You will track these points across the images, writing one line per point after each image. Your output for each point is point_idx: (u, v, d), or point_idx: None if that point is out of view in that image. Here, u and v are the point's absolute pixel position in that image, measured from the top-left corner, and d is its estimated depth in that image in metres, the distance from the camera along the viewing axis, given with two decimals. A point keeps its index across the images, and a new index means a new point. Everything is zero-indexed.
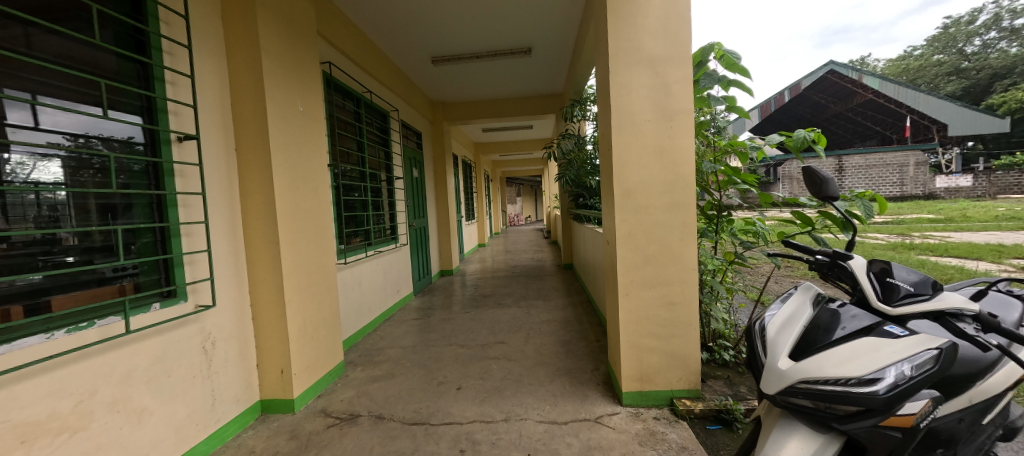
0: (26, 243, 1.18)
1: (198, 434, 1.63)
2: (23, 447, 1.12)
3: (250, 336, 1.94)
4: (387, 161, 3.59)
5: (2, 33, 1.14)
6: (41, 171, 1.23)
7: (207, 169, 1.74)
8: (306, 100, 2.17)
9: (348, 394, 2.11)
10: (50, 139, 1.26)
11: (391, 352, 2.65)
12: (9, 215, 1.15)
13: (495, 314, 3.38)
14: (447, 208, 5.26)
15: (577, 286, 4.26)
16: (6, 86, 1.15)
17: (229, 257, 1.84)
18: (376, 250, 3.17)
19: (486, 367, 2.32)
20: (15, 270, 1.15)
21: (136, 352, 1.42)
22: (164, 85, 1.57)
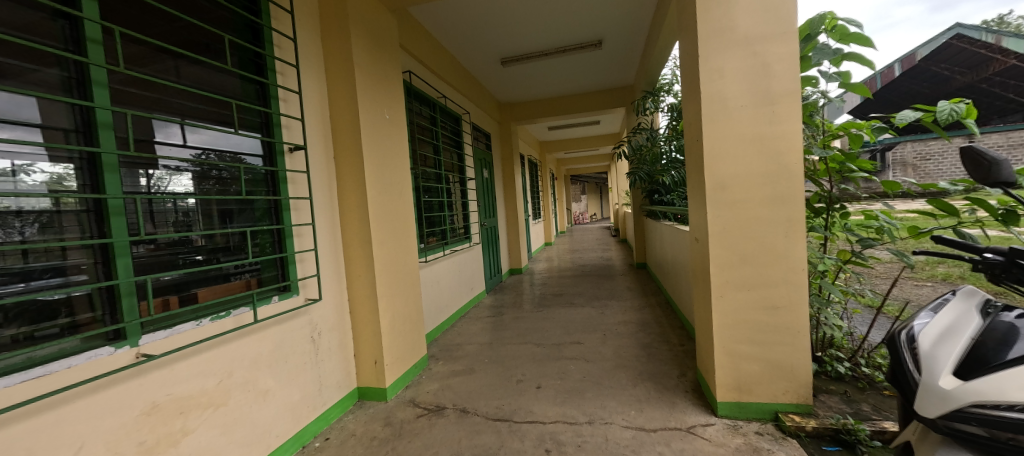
0: (169, 244, 1.39)
1: (309, 415, 1.82)
2: (182, 417, 1.34)
3: (349, 328, 2.12)
4: (460, 163, 3.70)
5: (156, 67, 1.39)
6: (175, 183, 1.43)
7: (313, 175, 1.93)
8: (392, 108, 2.30)
9: (433, 387, 2.21)
10: (189, 154, 1.48)
11: (469, 348, 2.73)
12: (156, 220, 1.36)
13: (567, 314, 3.34)
14: (514, 207, 5.33)
15: (652, 287, 4.03)
16: (156, 110, 1.40)
17: (331, 255, 2.02)
18: (452, 249, 3.30)
19: (563, 367, 2.29)
20: (162, 266, 1.37)
21: (260, 339, 1.63)
22: (278, 101, 1.78)
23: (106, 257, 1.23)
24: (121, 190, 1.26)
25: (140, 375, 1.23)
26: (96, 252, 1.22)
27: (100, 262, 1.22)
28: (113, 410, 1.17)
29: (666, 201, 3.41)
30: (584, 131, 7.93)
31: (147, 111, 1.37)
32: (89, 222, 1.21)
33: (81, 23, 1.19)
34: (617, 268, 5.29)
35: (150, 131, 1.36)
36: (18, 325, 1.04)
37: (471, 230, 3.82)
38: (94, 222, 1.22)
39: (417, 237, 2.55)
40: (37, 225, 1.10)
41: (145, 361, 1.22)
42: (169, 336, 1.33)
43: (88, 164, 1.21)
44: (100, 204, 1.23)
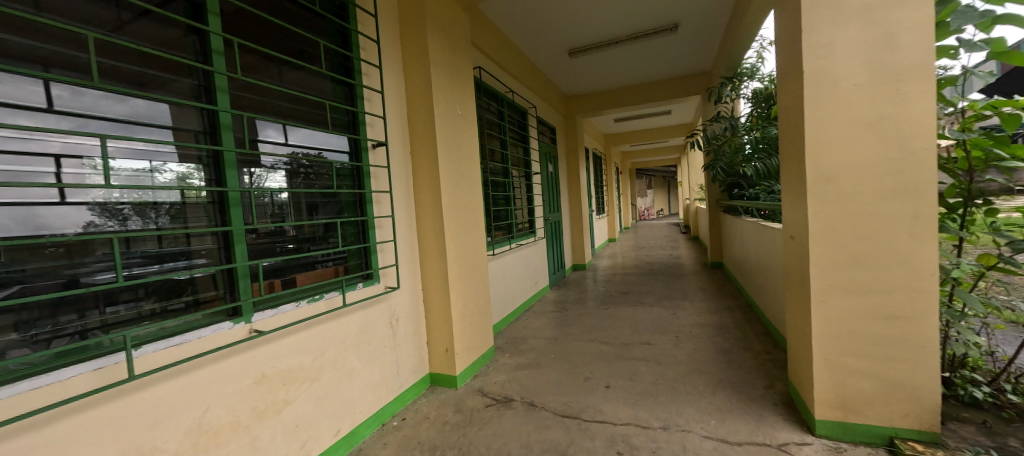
0: (267, 233, 1.53)
1: (387, 395, 1.97)
2: (285, 387, 1.54)
3: (423, 316, 2.23)
4: (526, 157, 3.71)
5: (261, 72, 1.56)
6: (269, 180, 1.56)
7: (392, 170, 2.05)
8: (464, 103, 2.35)
9: (500, 378, 2.26)
10: (284, 152, 1.62)
11: (535, 342, 2.74)
12: (258, 213, 1.51)
13: (637, 314, 3.21)
14: (579, 202, 5.25)
15: (733, 289, 3.72)
16: (261, 112, 1.57)
17: (408, 246, 2.14)
18: (517, 243, 3.34)
19: (634, 368, 2.22)
20: (262, 253, 1.52)
21: (348, 322, 1.79)
22: (363, 101, 1.91)
23: (226, 243, 1.41)
24: (237, 185, 1.43)
25: (253, 347, 1.43)
26: (218, 239, 1.39)
27: (222, 247, 1.41)
28: (231, 377, 1.36)
29: (750, 195, 3.18)
30: (653, 122, 7.60)
31: (250, 111, 1.52)
32: (215, 212, 1.39)
33: (206, 36, 1.38)
34: (688, 268, 5.00)
35: (256, 131, 1.53)
36: (151, 300, 1.21)
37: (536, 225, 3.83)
38: (217, 213, 1.40)
39: (486, 230, 2.61)
40: (169, 215, 1.27)
41: (255, 336, 1.40)
42: (275, 315, 1.52)
43: (212, 162, 1.40)
44: (222, 196, 1.40)
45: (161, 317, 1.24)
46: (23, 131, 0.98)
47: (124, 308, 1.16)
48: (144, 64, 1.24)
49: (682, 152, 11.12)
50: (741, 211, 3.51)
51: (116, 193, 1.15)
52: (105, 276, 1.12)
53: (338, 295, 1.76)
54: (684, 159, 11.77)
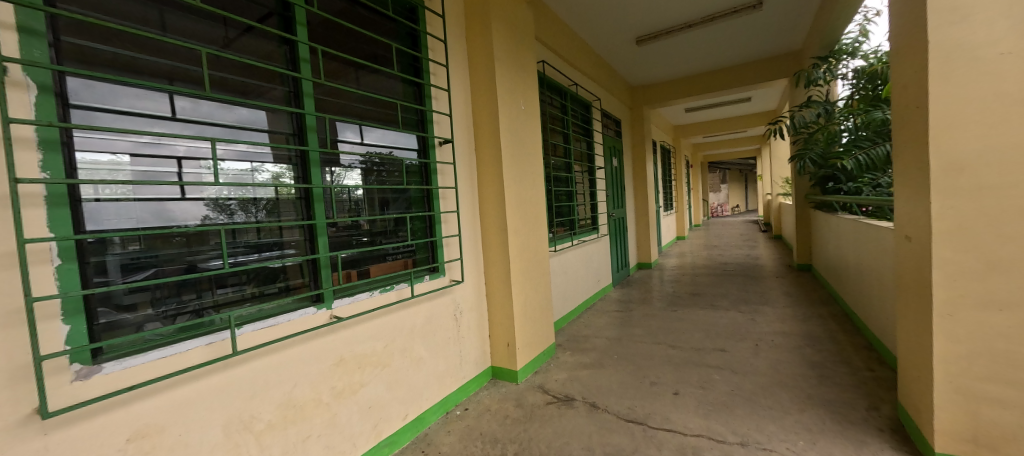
0: (345, 226, 1.64)
1: (452, 384, 2.06)
2: (359, 371, 1.66)
3: (486, 309, 2.28)
4: (589, 151, 3.62)
5: (342, 76, 1.68)
6: (347, 178, 1.66)
7: (458, 167, 2.10)
8: (527, 99, 2.35)
9: (561, 376, 2.26)
10: (360, 150, 1.73)
11: (597, 341, 2.69)
12: (338, 208, 1.62)
13: (710, 319, 2.99)
14: (645, 198, 5.08)
15: (825, 297, 3.30)
16: (340, 113, 1.68)
17: (472, 241, 2.19)
18: (580, 240, 3.29)
19: (705, 376, 2.08)
20: (342, 245, 1.63)
21: (416, 312, 1.89)
22: (431, 100, 1.98)
23: (312, 235, 1.54)
24: (320, 182, 1.55)
25: (333, 332, 1.57)
26: (305, 232, 1.52)
27: (308, 239, 1.53)
28: (314, 358, 1.50)
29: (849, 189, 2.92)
30: (728, 110, 7.10)
31: (332, 113, 1.64)
32: (302, 207, 1.52)
33: (296, 46, 1.50)
34: (769, 270, 4.58)
35: (336, 132, 1.64)
36: (251, 284, 1.37)
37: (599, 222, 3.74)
38: (305, 207, 1.53)
39: (548, 226, 2.59)
40: (265, 210, 1.41)
41: (335, 322, 1.53)
42: (352, 303, 1.64)
43: (299, 161, 1.52)
44: (308, 193, 1.53)
45: (260, 300, 1.39)
46: (154, 137, 1.13)
47: (232, 290, 1.31)
48: (248, 74, 1.39)
49: (762, 142, 10.22)
50: (837, 207, 3.15)
51: (226, 191, 1.30)
52: (216, 263, 1.26)
53: (407, 287, 1.85)
54: (763, 150, 10.77)
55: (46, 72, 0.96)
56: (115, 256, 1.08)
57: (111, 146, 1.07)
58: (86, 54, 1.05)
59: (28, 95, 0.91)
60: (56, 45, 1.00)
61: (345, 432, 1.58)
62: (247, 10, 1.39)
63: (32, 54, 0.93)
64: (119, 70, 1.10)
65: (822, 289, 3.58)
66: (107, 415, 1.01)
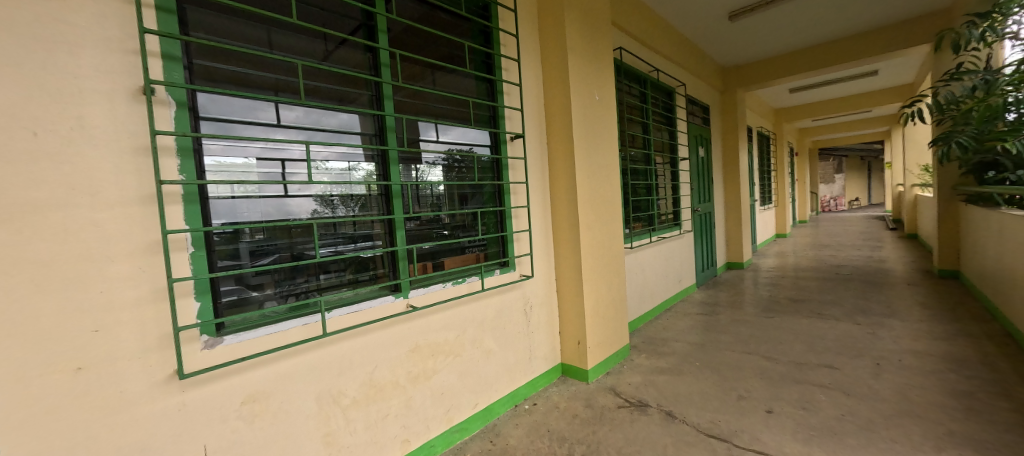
0: (426, 220, 1.74)
1: (521, 378, 2.08)
2: (433, 358, 1.74)
3: (556, 306, 2.27)
4: (671, 141, 3.60)
5: (421, 77, 1.76)
6: (430, 174, 1.79)
7: (529, 161, 2.09)
8: (602, 90, 2.26)
9: (635, 380, 2.18)
10: (441, 148, 1.84)
11: (676, 346, 2.60)
12: (422, 203, 1.74)
13: (814, 333, 2.64)
14: (738, 192, 5.11)
15: (984, 317, 2.67)
16: (419, 114, 1.77)
17: (542, 237, 2.17)
18: (658, 236, 3.32)
19: (808, 395, 1.86)
20: (421, 238, 1.73)
21: (486, 305, 1.92)
22: (503, 95, 2.00)
23: (391, 230, 1.63)
24: (398, 178, 1.63)
25: (408, 321, 1.65)
26: (385, 225, 1.62)
27: (387, 232, 1.62)
28: (393, 343, 1.61)
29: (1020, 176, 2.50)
30: (848, 88, 6.32)
31: (412, 113, 1.74)
32: (382, 202, 1.61)
33: (378, 53, 1.60)
34: (897, 279, 3.98)
35: (417, 132, 1.74)
36: (349, 271, 1.54)
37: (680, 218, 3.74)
38: (385, 203, 1.62)
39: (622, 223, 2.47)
40: (360, 205, 1.56)
41: (410, 311, 1.62)
42: (427, 293, 1.73)
43: (380, 160, 1.62)
44: (387, 189, 1.62)
45: (356, 285, 1.57)
46: (270, 143, 1.33)
47: (334, 276, 1.50)
48: (340, 83, 1.54)
49: (893, 125, 8.83)
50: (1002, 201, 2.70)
51: (330, 188, 1.48)
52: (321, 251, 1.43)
53: (478, 280, 1.89)
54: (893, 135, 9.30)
55: (184, 90, 1.15)
56: (245, 244, 1.29)
57: (244, 151, 1.29)
58: (213, 73, 1.24)
59: (169, 110, 1.11)
60: (190, 67, 1.19)
61: (419, 414, 1.68)
62: (340, 25, 1.55)
63: (173, 76, 1.12)
64: (241, 87, 1.31)
65: (973, 304, 2.95)
66: (226, 379, 1.20)
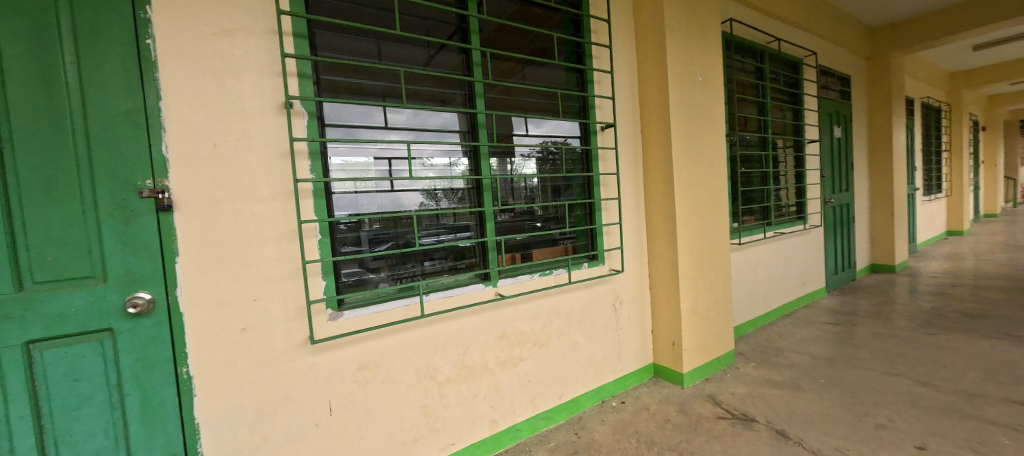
0: (520, 213, 1.83)
1: (609, 375, 2.05)
2: (520, 346, 1.80)
3: (648, 303, 2.18)
4: (794, 121, 3.21)
5: (513, 74, 1.82)
6: (524, 167, 1.86)
7: (621, 152, 2.02)
8: (705, 69, 2.07)
9: (740, 390, 1.98)
10: (533, 142, 1.88)
11: (795, 358, 2.29)
12: (515, 195, 1.82)
13: (1003, 359, 2.06)
14: (890, 178, 4.31)
15: None
16: (511, 109, 1.83)
17: (634, 230, 2.09)
18: (775, 232, 2.97)
19: (985, 435, 1.47)
20: (513, 230, 1.81)
21: (573, 298, 1.92)
22: (593, 84, 1.96)
23: (481, 221, 1.74)
24: (488, 172, 1.73)
25: (497, 308, 1.74)
26: (475, 217, 1.73)
27: (477, 223, 1.74)
28: (483, 329, 1.71)
29: None
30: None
31: (506, 110, 1.81)
32: (472, 195, 1.74)
33: (470, 53, 1.70)
34: None
35: (509, 127, 1.81)
36: (449, 258, 1.70)
37: (807, 210, 3.29)
38: (476, 196, 1.74)
39: (728, 217, 2.23)
40: (457, 198, 1.71)
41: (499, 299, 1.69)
42: (514, 283, 1.78)
43: (471, 155, 1.73)
44: (478, 183, 1.73)
45: (454, 272, 1.71)
46: (384, 144, 1.52)
47: (435, 263, 1.66)
48: (439, 85, 1.67)
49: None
50: None
51: (435, 184, 1.65)
52: (425, 240, 1.61)
53: (565, 273, 1.89)
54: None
55: (313, 103, 1.38)
56: (366, 232, 1.51)
57: (364, 152, 1.50)
58: (335, 86, 1.45)
59: (302, 120, 1.35)
60: (318, 83, 1.42)
61: (507, 398, 1.77)
62: (440, 31, 1.69)
63: (304, 91, 1.36)
64: (359, 96, 1.50)
65: None
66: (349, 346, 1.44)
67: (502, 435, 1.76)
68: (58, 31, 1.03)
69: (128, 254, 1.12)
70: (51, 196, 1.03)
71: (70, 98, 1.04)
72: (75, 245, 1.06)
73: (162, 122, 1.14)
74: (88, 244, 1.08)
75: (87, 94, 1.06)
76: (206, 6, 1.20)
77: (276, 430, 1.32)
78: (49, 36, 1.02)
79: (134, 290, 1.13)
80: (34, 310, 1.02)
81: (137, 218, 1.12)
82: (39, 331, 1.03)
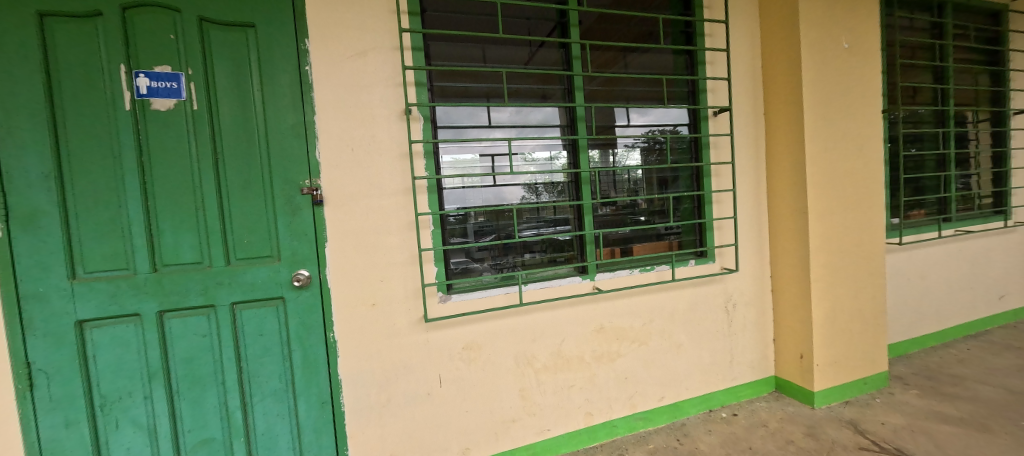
0: (624, 205, 1.80)
1: (718, 383, 1.89)
2: (618, 342, 1.77)
3: (769, 308, 1.94)
4: (993, 87, 2.47)
5: (615, 63, 1.77)
6: (627, 158, 1.81)
7: (738, 138, 1.83)
8: (852, 34, 1.74)
9: (895, 420, 1.64)
10: (637, 133, 1.82)
11: (982, 390, 1.80)
12: (618, 187, 1.78)
13: None
14: None
15: None
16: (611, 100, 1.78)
17: (753, 225, 1.88)
18: (956, 230, 2.35)
19: None
20: (614, 223, 1.80)
21: (678, 296, 1.81)
22: (705, 66, 1.80)
23: (579, 214, 1.74)
24: (587, 165, 1.72)
25: (594, 301, 1.73)
26: (573, 210, 1.75)
27: (575, 217, 1.75)
28: (580, 321, 1.72)
29: None
30: None
31: (607, 101, 1.77)
32: (570, 189, 1.76)
33: (570, 47, 1.70)
34: None
35: (609, 118, 1.78)
36: (548, 251, 1.75)
37: (1010, 202, 2.52)
38: (573, 189, 1.76)
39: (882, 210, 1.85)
40: (556, 191, 1.75)
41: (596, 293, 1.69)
42: (612, 277, 1.75)
43: (570, 148, 1.74)
44: (576, 176, 1.74)
45: (553, 264, 1.75)
46: (488, 142, 1.62)
47: (534, 255, 1.73)
48: (540, 82, 1.71)
49: None
50: None
51: (535, 177, 1.71)
52: (525, 232, 1.69)
53: (668, 269, 1.78)
54: None
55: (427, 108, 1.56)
56: (472, 224, 1.65)
57: (471, 149, 1.62)
58: (445, 91, 1.61)
59: (418, 123, 1.53)
60: (432, 89, 1.59)
61: (604, 393, 1.76)
62: (541, 28, 1.73)
63: (421, 98, 1.54)
64: (467, 98, 1.64)
65: None
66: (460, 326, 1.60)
67: (598, 428, 1.76)
68: (252, 68, 1.36)
69: (295, 239, 1.42)
70: (249, 194, 1.37)
71: (259, 119, 1.37)
72: (262, 232, 1.39)
73: (316, 132, 1.42)
74: (270, 231, 1.40)
75: (269, 115, 1.38)
76: (349, 33, 1.45)
77: (401, 392, 1.55)
78: (247, 73, 1.35)
79: (298, 268, 1.43)
80: (238, 280, 1.37)
81: (300, 210, 1.42)
82: (241, 296, 1.38)
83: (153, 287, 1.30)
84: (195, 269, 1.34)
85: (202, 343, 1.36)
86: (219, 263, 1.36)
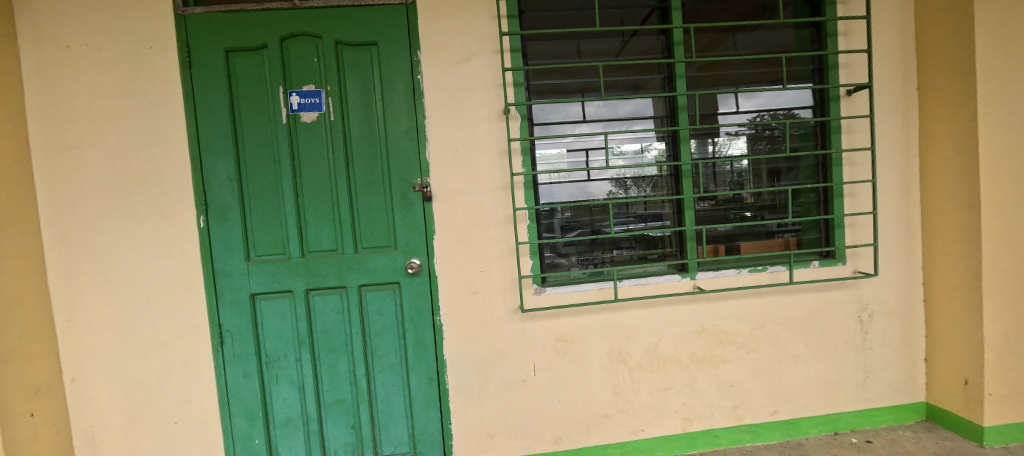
0: (724, 200, 1.65)
1: (846, 403, 1.66)
2: (723, 347, 1.66)
3: (919, 321, 1.64)
4: None
5: (724, 45, 1.66)
6: (731, 146, 1.67)
7: (881, 121, 1.58)
8: None
9: None
10: (744, 118, 1.67)
11: None
12: (718, 180, 1.66)
13: None
14: None
15: None
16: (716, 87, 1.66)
17: (898, 223, 1.61)
18: None
19: None
20: (716, 220, 1.67)
21: (797, 301, 1.63)
22: (836, 38, 1.59)
23: (679, 209, 1.68)
24: (687, 158, 1.64)
25: (695, 301, 1.65)
26: (672, 205, 1.69)
27: (675, 212, 1.69)
28: (679, 322, 1.65)
29: None
30: None
31: (716, 87, 1.66)
32: (669, 183, 1.70)
33: (671, 33, 1.63)
34: None
35: (713, 105, 1.67)
36: (638, 247, 1.70)
37: None
38: (674, 183, 1.69)
39: None
40: (652, 186, 1.69)
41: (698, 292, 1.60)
42: (715, 277, 1.64)
43: (670, 141, 1.68)
44: (676, 170, 1.67)
45: (644, 261, 1.70)
46: (579, 136, 1.64)
47: (624, 252, 1.70)
48: (638, 72, 1.67)
49: None
50: None
51: (625, 171, 1.67)
52: (617, 228, 1.67)
53: (785, 271, 1.62)
54: None
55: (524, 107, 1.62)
56: (559, 219, 1.68)
57: (560, 144, 1.65)
58: (542, 89, 1.66)
59: (516, 122, 1.60)
60: (529, 88, 1.65)
61: (705, 399, 1.67)
62: (638, 15, 1.68)
63: (518, 97, 1.61)
64: (562, 95, 1.66)
65: None
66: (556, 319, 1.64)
67: (697, 436, 1.67)
68: (377, 81, 1.56)
69: (409, 231, 1.60)
70: (373, 191, 1.58)
71: (382, 126, 1.57)
72: (382, 224, 1.59)
73: (427, 135, 1.58)
74: (389, 223, 1.59)
75: (389, 122, 1.56)
76: (462, 42, 1.59)
77: (501, 376, 1.65)
78: (372, 86, 1.56)
79: (411, 256, 1.60)
80: (364, 265, 1.59)
81: (413, 206, 1.59)
82: (366, 279, 1.60)
83: (302, 269, 1.58)
84: (332, 255, 1.58)
85: (338, 318, 1.61)
86: (350, 250, 1.59)
